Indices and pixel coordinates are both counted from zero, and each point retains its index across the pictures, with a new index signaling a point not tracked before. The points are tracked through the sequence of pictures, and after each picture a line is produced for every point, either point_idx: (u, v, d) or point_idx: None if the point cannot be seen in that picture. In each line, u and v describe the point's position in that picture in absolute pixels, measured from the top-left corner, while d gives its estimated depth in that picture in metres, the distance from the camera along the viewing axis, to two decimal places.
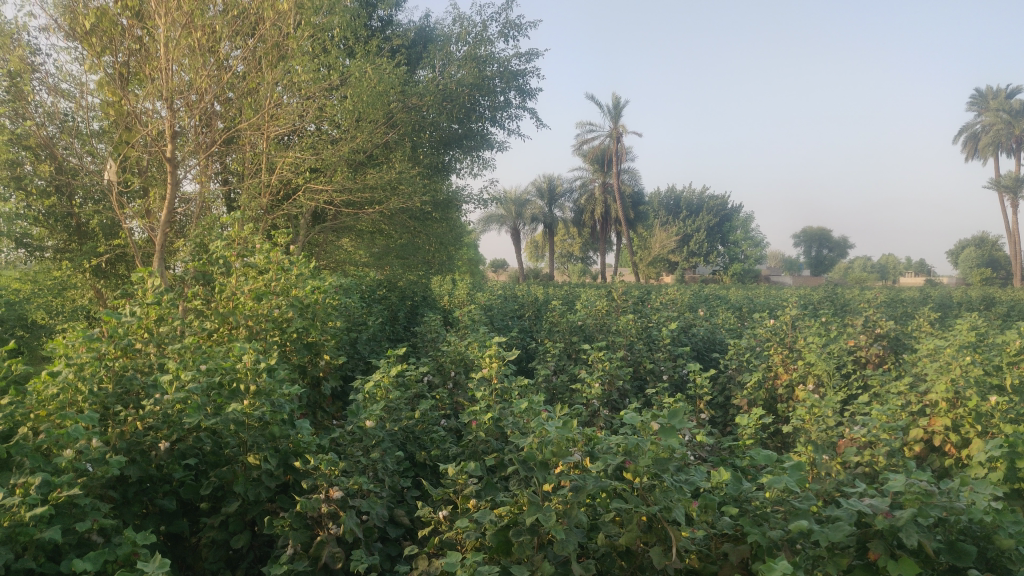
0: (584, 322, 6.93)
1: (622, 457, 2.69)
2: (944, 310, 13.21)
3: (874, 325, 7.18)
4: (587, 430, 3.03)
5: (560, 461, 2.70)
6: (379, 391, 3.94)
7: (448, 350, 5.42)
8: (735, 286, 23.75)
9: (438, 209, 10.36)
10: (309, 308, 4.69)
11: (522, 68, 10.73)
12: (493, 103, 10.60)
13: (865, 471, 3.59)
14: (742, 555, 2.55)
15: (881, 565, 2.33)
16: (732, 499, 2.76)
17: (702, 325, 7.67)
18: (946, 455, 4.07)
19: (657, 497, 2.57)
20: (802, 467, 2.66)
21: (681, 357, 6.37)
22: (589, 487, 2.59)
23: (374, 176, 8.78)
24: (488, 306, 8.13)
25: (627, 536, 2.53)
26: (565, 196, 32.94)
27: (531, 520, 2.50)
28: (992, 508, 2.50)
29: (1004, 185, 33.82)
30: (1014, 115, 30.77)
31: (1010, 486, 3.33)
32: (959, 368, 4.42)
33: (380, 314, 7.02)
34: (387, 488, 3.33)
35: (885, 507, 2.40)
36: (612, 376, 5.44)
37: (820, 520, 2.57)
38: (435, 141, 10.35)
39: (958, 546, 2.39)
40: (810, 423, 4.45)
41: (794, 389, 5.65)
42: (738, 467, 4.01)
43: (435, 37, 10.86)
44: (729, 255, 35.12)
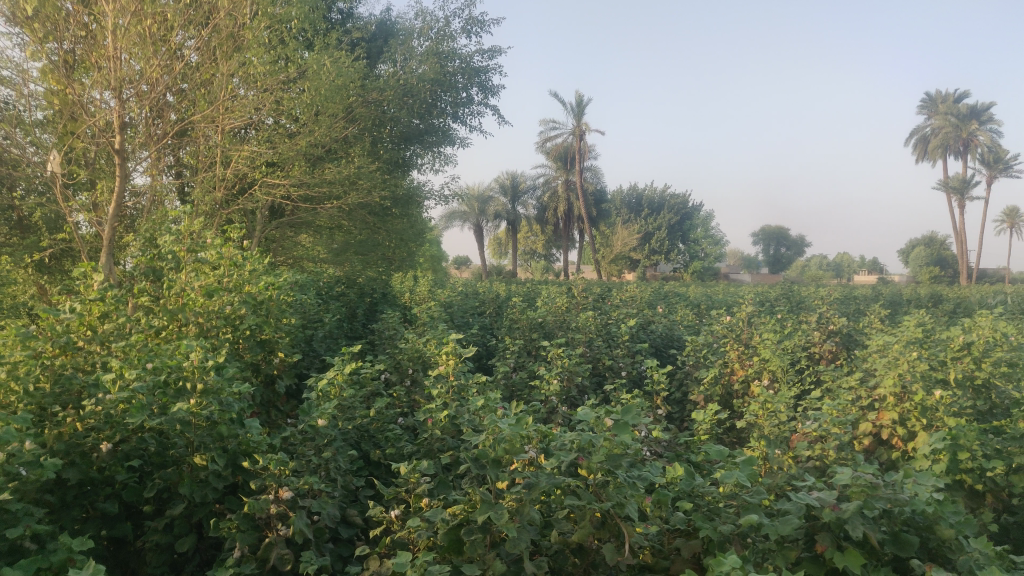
0: (543, 319, 6.85)
1: (575, 454, 2.70)
2: (896, 309, 13.51)
3: (827, 321, 7.33)
4: (541, 427, 3.03)
5: (512, 458, 2.70)
6: (332, 389, 3.91)
7: (405, 347, 5.38)
8: (693, 283, 23.86)
9: (398, 205, 10.18)
10: (262, 305, 4.63)
11: (484, 64, 10.64)
12: (454, 99, 10.47)
13: (815, 465, 3.68)
14: (693, 550, 2.57)
15: (827, 557, 2.37)
16: (685, 495, 2.79)
17: (660, 322, 7.74)
18: (893, 448, 4.19)
19: (610, 493, 2.59)
20: (752, 462, 2.71)
21: (640, 353, 6.43)
22: (543, 485, 2.57)
23: (332, 171, 8.59)
24: (447, 303, 8.07)
25: (580, 532, 2.54)
26: (527, 194, 32.95)
27: (482, 518, 2.47)
28: (933, 499, 2.57)
29: (954, 186, 34.68)
30: (963, 117, 31.53)
31: (952, 477, 3.45)
32: (906, 363, 4.52)
33: (338, 311, 6.91)
34: (339, 488, 3.29)
35: (831, 499, 2.44)
36: (570, 372, 5.48)
37: (770, 514, 2.61)
38: (395, 136, 10.14)
39: (902, 537, 2.44)
40: (763, 418, 4.54)
41: (749, 384, 5.72)
42: (692, 463, 4.05)
43: (396, 31, 10.73)
44: (689, 253, 35.49)
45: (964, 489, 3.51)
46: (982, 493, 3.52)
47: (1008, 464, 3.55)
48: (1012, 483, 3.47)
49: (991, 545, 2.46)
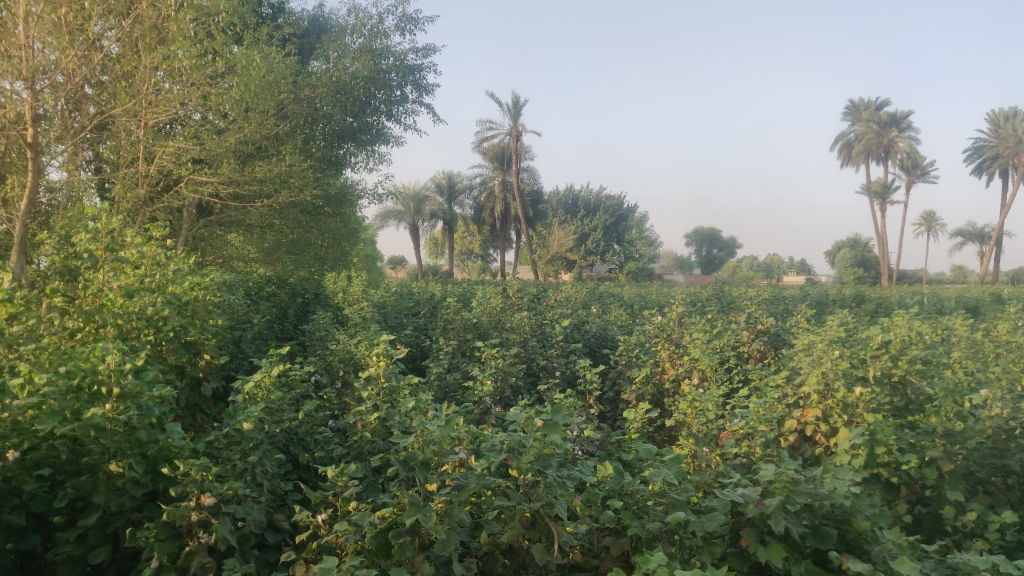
0: (478, 319, 6.82)
1: (505, 454, 2.70)
2: (821, 309, 13.97)
3: (755, 321, 7.53)
4: (472, 427, 3.02)
5: (440, 460, 2.69)
6: (260, 392, 3.81)
7: (336, 349, 5.30)
8: (627, 284, 24.20)
9: (332, 204, 9.93)
10: (188, 306, 4.48)
11: (419, 63, 10.55)
12: (388, 96, 10.35)
13: (742, 462, 3.80)
14: (622, 548, 2.60)
15: (751, 551, 2.43)
16: (614, 494, 2.82)
17: (595, 322, 7.82)
18: (818, 444, 4.38)
19: (540, 493, 2.60)
20: (680, 459, 2.76)
21: (574, 353, 6.49)
22: (472, 486, 2.56)
23: (263, 169, 8.39)
24: (381, 303, 7.98)
25: (510, 533, 2.53)
26: (463, 194, 32.87)
27: (410, 521, 2.44)
28: (851, 493, 2.67)
29: (875, 191, 36.08)
30: (884, 125, 32.83)
31: (869, 472, 3.57)
32: (829, 361, 4.68)
33: (268, 312, 6.76)
34: (266, 493, 3.21)
35: (754, 495, 2.51)
36: (504, 373, 5.50)
37: (697, 511, 2.66)
38: (328, 134, 9.96)
39: (821, 530, 2.53)
40: (693, 416, 4.64)
41: (680, 382, 5.84)
42: (623, 461, 4.11)
43: (329, 27, 10.54)
44: (625, 254, 35.98)
45: (882, 483, 3.65)
46: (898, 486, 3.64)
47: (921, 457, 3.68)
48: (926, 475, 3.60)
49: (903, 535, 2.56)
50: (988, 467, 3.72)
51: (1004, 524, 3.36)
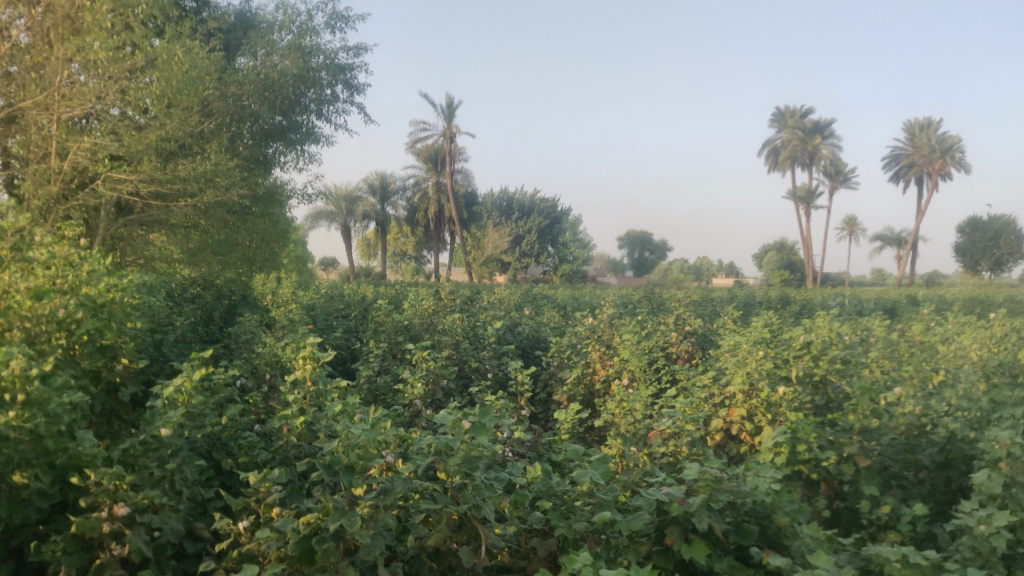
0: (409, 321, 6.76)
1: (432, 457, 2.69)
2: (747, 310, 14.36)
3: (684, 323, 7.67)
4: (399, 431, 2.99)
5: (365, 465, 2.65)
6: (180, 397, 3.68)
7: (263, 352, 5.17)
8: (562, 285, 24.37)
9: (259, 204, 9.82)
10: (104, 308, 4.30)
11: (350, 62, 10.39)
12: (318, 95, 10.14)
13: (668, 461, 3.86)
14: (549, 549, 2.61)
15: (675, 548, 2.48)
16: (542, 494, 2.82)
17: (527, 324, 7.85)
18: (742, 442, 4.50)
19: (467, 496, 2.59)
20: (607, 459, 2.81)
21: (505, 355, 6.51)
22: (399, 490, 2.54)
23: (186, 167, 8.15)
24: (310, 305, 7.85)
25: (436, 537, 2.50)
26: (397, 194, 32.54)
27: (334, 526, 2.38)
28: (771, 490, 2.75)
29: (800, 196, 37.30)
30: (808, 132, 33.95)
31: (790, 468, 3.69)
32: (753, 362, 4.81)
33: (191, 314, 6.56)
34: (185, 501, 3.11)
35: (679, 494, 2.57)
36: (436, 375, 5.48)
37: (623, 510, 2.71)
38: (257, 133, 9.66)
39: (743, 526, 2.61)
40: (621, 416, 4.70)
41: (610, 383, 5.91)
42: (552, 462, 4.14)
43: (256, 23, 10.28)
44: (559, 256, 36.30)
45: (802, 479, 3.78)
46: (817, 482, 3.78)
47: (840, 454, 3.79)
48: (843, 471, 3.73)
49: (820, 529, 2.65)
50: (901, 461, 3.87)
51: (915, 515, 3.50)
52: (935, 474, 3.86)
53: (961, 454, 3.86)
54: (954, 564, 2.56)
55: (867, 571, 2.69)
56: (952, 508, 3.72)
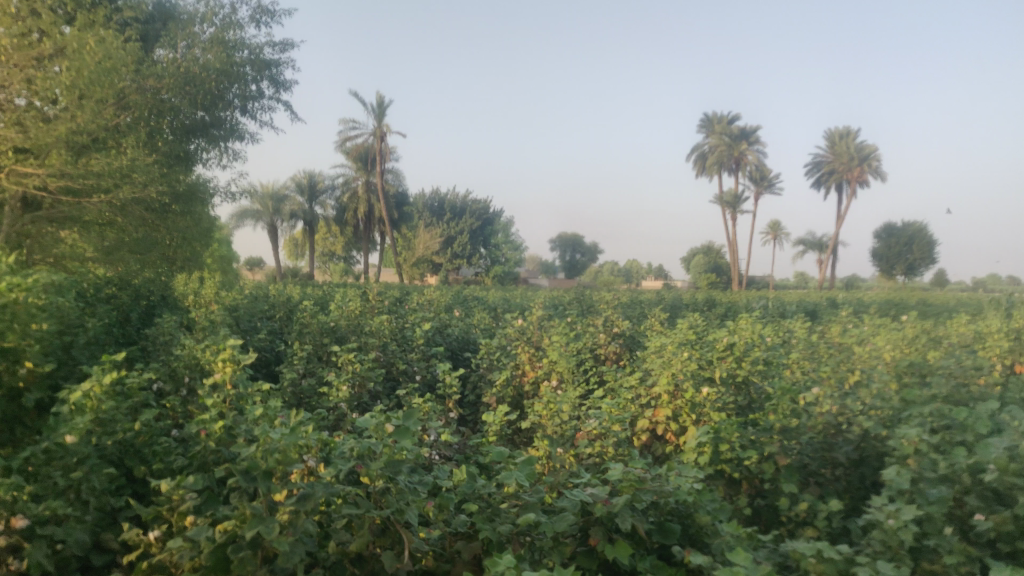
0: (336, 323, 6.63)
1: (354, 462, 2.60)
2: (674, 312, 14.67)
3: (612, 324, 7.76)
4: (322, 433, 2.89)
5: (285, 469, 2.52)
6: (88, 402, 3.51)
7: (181, 354, 5.00)
8: (493, 287, 24.39)
9: (179, 201, 9.33)
10: (6, 309, 4.07)
11: (276, 58, 10.18)
12: (243, 91, 9.86)
13: (595, 461, 3.89)
14: (473, 552, 2.56)
15: (599, 549, 2.48)
16: (468, 497, 2.78)
17: (457, 326, 7.81)
18: (667, 442, 4.57)
19: (389, 500, 2.54)
20: (533, 461, 2.79)
21: (434, 357, 6.46)
22: (319, 495, 2.42)
23: (99, 162, 7.81)
24: (233, 306, 7.63)
25: (358, 542, 2.41)
26: (326, 194, 31.99)
27: (251, 534, 2.30)
28: (693, 490, 2.81)
29: (726, 201, 38.30)
30: (733, 138, 34.92)
31: (713, 468, 3.78)
32: (679, 363, 4.89)
33: (104, 315, 6.30)
34: (93, 511, 2.96)
35: (603, 494, 2.56)
36: (362, 378, 5.40)
37: (548, 511, 2.71)
38: (177, 128, 9.28)
39: (666, 525, 2.66)
40: (548, 418, 4.71)
41: (539, 385, 5.93)
42: (479, 465, 4.11)
43: (177, 15, 9.92)
44: (491, 258, 36.35)
45: (724, 478, 3.89)
46: (738, 480, 3.89)
47: (761, 452, 3.93)
48: (764, 470, 3.83)
49: (739, 527, 2.70)
50: (819, 459, 3.98)
51: (831, 511, 3.60)
52: (849, 471, 3.98)
53: (875, 451, 3.98)
54: (865, 558, 2.63)
55: (785, 566, 2.75)
56: (865, 503, 3.84)
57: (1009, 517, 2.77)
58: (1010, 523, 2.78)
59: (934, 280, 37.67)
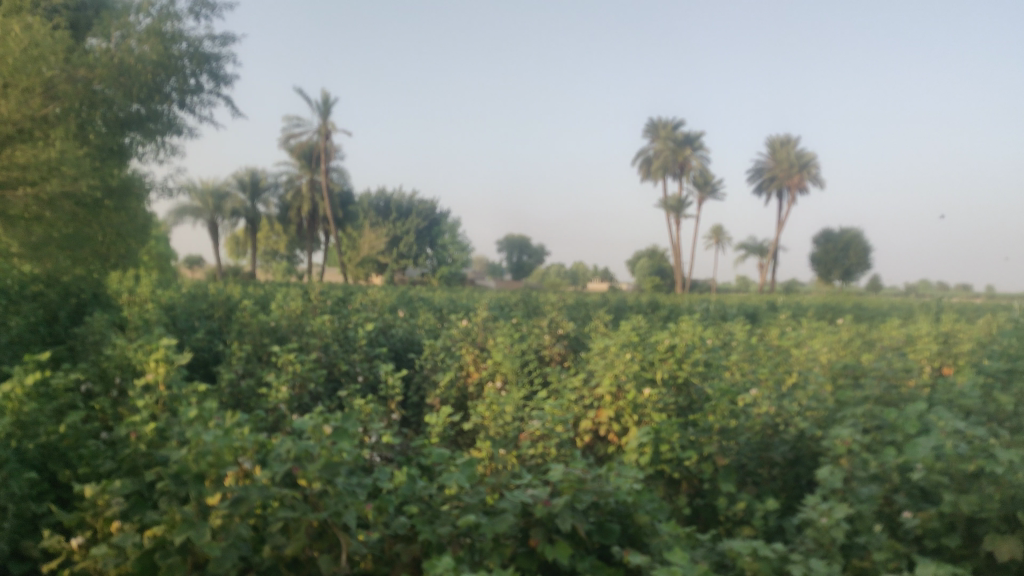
0: (276, 322, 6.50)
1: (290, 464, 2.47)
2: (618, 314, 14.84)
3: (557, 325, 7.80)
4: (258, 433, 2.66)
5: (218, 473, 2.45)
6: (9, 403, 3.38)
7: (112, 355, 4.83)
8: (438, 288, 24.28)
9: (113, 196, 8.87)
10: None
11: (217, 52, 9.80)
12: (181, 84, 9.44)
13: (537, 462, 3.90)
14: (413, 554, 2.56)
15: (539, 550, 2.49)
16: (408, 499, 2.76)
17: (401, 326, 7.74)
18: (610, 443, 4.62)
19: (327, 502, 2.43)
20: (473, 461, 2.75)
21: (377, 358, 6.40)
22: (253, 498, 2.33)
23: (25, 152, 7.49)
24: (169, 304, 7.44)
25: (294, 545, 2.33)
26: (269, 191, 31.34)
27: (180, 540, 2.23)
28: (633, 490, 2.83)
29: (671, 205, 38.90)
30: (678, 143, 35.48)
31: (653, 468, 3.83)
32: (622, 364, 4.94)
33: (31, 313, 6.05)
34: (12, 517, 2.84)
35: (544, 495, 2.58)
36: (303, 379, 5.31)
37: (489, 513, 2.68)
38: (111, 121, 8.87)
39: (605, 525, 2.68)
40: (490, 419, 4.71)
41: (483, 385, 5.92)
42: (421, 467, 4.09)
43: (111, 3, 9.39)
44: (437, 258, 36.25)
45: (665, 478, 3.93)
46: (678, 480, 3.96)
47: (700, 453, 3.98)
48: (703, 470, 3.91)
49: (678, 526, 2.73)
50: (756, 459, 4.07)
51: (768, 510, 3.67)
52: (785, 470, 4.10)
53: (809, 451, 4.10)
54: (798, 556, 2.69)
55: (722, 565, 2.79)
56: (800, 502, 3.96)
57: (934, 514, 2.86)
58: (936, 520, 2.87)
59: (869, 284, 38.98)
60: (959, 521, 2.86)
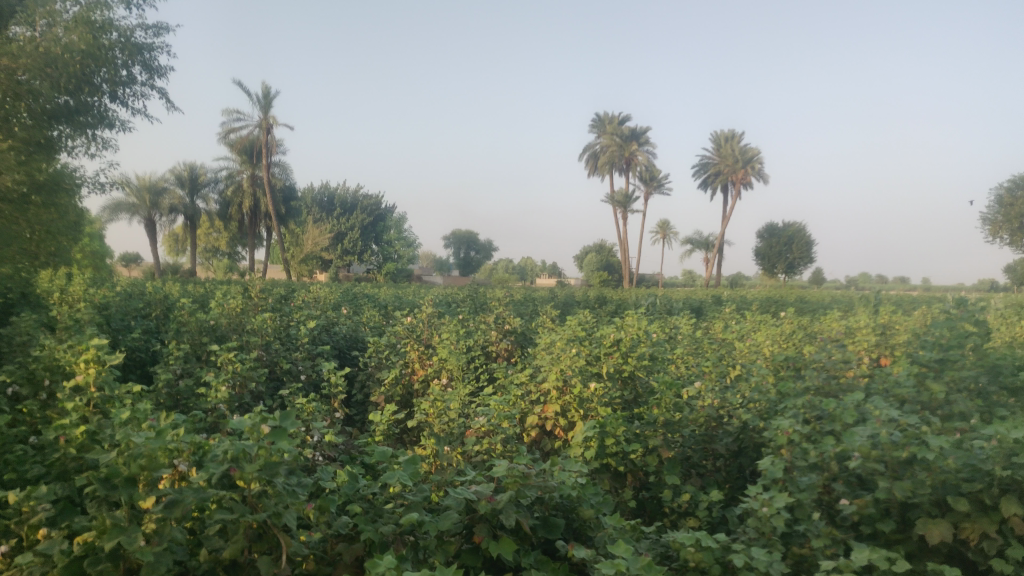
0: (216, 321, 6.34)
1: (227, 465, 2.36)
2: (565, 309, 14.92)
3: (504, 321, 7.79)
4: (196, 435, 2.60)
5: (150, 475, 2.26)
6: None
7: (40, 355, 4.62)
8: (385, 284, 23.99)
9: (40, 191, 8.57)
10: None
11: (150, 43, 9.65)
12: (112, 75, 9.22)
13: (484, 458, 3.86)
14: (356, 554, 2.43)
15: (484, 546, 2.46)
16: (351, 498, 2.70)
17: (345, 324, 7.63)
18: (556, 438, 4.60)
19: (266, 504, 2.33)
20: (416, 460, 2.70)
21: (320, 356, 6.30)
22: (188, 501, 2.25)
23: None
24: (102, 303, 7.18)
25: (232, 548, 2.22)
26: (208, 186, 30.47)
27: (110, 545, 2.08)
28: (577, 484, 2.85)
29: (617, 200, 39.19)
30: (624, 139, 35.76)
31: (599, 461, 3.85)
32: (568, 359, 4.96)
33: None
34: None
35: (488, 491, 2.56)
36: (244, 378, 5.19)
37: (433, 511, 2.66)
38: (38, 112, 8.55)
39: (550, 520, 2.66)
40: (435, 416, 4.67)
41: (429, 382, 5.86)
42: (365, 466, 4.02)
43: None
44: (383, 254, 35.95)
45: (610, 471, 3.98)
46: (624, 473, 4.00)
47: (645, 446, 4.02)
48: (648, 463, 3.94)
49: (621, 519, 2.77)
50: (700, 451, 4.14)
51: (711, 501, 3.71)
52: (729, 461, 4.14)
53: (752, 443, 4.10)
54: (739, 545, 2.73)
55: (666, 556, 2.81)
56: (742, 492, 3.98)
57: (870, 501, 2.94)
58: (871, 506, 2.95)
59: (810, 279, 40.01)
60: (893, 506, 2.96)
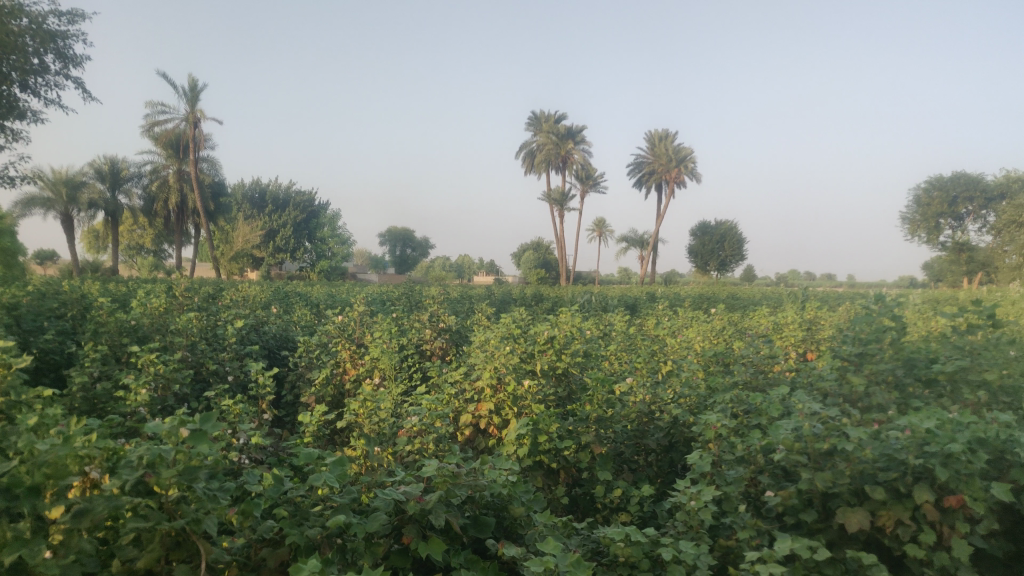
0: (137, 321, 6.11)
1: (142, 470, 2.23)
2: (501, 306, 14.94)
3: (438, 319, 7.73)
4: (109, 442, 2.48)
5: (57, 483, 2.07)
6: None
7: None
8: (317, 281, 23.52)
9: None
10: None
11: (63, 30, 9.26)
12: (22, 63, 8.83)
13: (415, 458, 3.81)
14: (280, 559, 2.35)
15: (413, 547, 2.41)
16: (276, 501, 2.61)
17: (275, 323, 7.46)
18: (490, 436, 4.58)
19: (184, 510, 2.23)
20: (344, 461, 2.64)
21: (247, 357, 6.13)
22: (97, 510, 2.06)
23: None
24: (14, 303, 6.85)
25: (146, 557, 2.10)
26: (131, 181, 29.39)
27: (9, 560, 1.85)
28: (507, 482, 2.83)
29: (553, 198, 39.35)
30: (560, 137, 35.96)
31: (532, 459, 3.85)
32: (501, 357, 4.94)
33: None
34: None
35: (416, 491, 2.51)
36: (167, 380, 5.01)
37: (361, 512, 2.58)
38: None
39: (480, 519, 2.64)
40: (365, 416, 4.59)
41: (361, 382, 5.76)
42: (292, 468, 3.92)
43: None
44: (316, 251, 35.31)
45: (543, 468, 3.97)
46: (556, 471, 3.99)
47: (578, 442, 4.04)
48: (581, 459, 3.94)
49: (552, 516, 2.76)
50: (631, 446, 4.17)
51: (642, 496, 3.75)
52: (660, 456, 4.21)
53: (683, 437, 4.19)
54: (669, 539, 2.75)
55: (598, 551, 2.83)
56: (672, 486, 4.04)
57: (793, 492, 3.01)
58: (795, 497, 3.02)
59: (743, 276, 40.87)
60: (816, 497, 3.02)
